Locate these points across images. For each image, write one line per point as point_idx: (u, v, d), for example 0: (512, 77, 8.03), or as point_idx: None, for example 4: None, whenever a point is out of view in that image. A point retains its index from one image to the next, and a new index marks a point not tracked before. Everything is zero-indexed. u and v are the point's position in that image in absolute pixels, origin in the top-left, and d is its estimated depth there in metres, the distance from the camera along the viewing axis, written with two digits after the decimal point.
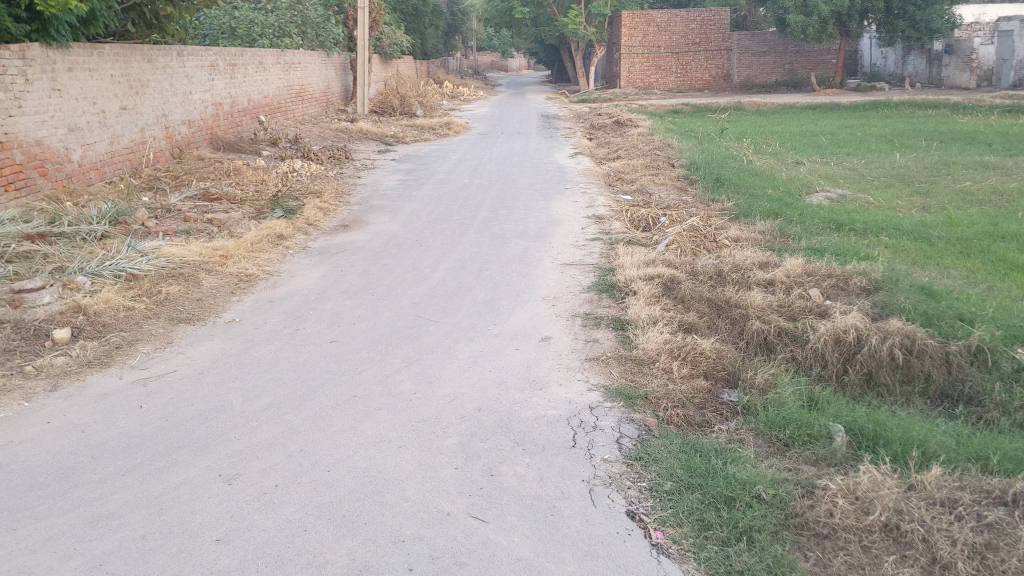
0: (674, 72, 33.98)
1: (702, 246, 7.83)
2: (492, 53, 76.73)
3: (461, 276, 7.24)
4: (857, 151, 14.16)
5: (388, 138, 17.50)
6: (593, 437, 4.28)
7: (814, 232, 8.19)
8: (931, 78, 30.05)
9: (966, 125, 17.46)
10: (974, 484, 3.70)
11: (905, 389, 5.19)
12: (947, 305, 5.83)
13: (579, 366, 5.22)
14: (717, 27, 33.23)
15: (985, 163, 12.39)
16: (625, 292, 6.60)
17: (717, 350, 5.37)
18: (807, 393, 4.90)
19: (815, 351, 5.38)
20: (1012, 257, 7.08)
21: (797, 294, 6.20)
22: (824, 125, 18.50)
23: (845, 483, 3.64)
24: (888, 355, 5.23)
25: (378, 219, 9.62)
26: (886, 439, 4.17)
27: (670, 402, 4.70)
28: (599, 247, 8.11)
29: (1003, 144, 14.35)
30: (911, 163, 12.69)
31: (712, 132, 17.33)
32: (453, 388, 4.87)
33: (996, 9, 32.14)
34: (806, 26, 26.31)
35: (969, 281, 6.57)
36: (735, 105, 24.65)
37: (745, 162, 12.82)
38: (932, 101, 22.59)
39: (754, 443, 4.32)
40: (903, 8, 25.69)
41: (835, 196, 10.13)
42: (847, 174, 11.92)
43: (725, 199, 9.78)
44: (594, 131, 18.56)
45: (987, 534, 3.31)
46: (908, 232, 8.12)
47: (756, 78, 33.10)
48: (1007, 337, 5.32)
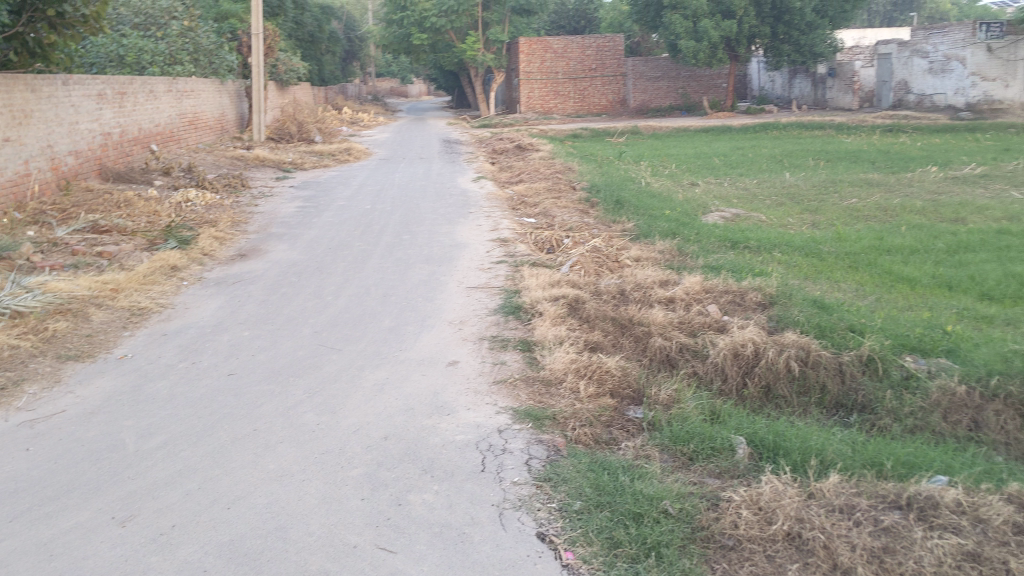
0: (573, 97, 34.20)
1: (605, 267, 7.91)
2: (391, 81, 76.80)
3: (365, 303, 7.13)
4: (749, 172, 14.57)
5: (286, 165, 17.24)
6: (503, 460, 4.24)
7: (712, 250, 8.37)
8: (817, 100, 31.20)
9: (850, 144, 18.18)
10: (869, 489, 3.80)
11: (802, 400, 5.42)
12: (839, 317, 5.99)
13: (486, 390, 5.16)
14: (612, 52, 33.76)
15: (869, 181, 12.90)
16: (530, 314, 6.58)
17: (622, 367, 5.43)
18: (709, 408, 5.00)
19: (715, 365, 5.53)
20: (898, 269, 7.39)
21: (696, 310, 6.32)
22: (716, 147, 19.02)
23: (748, 495, 3.70)
24: (785, 367, 5.44)
25: (277, 248, 9.42)
26: (785, 450, 4.30)
27: (578, 421, 4.72)
28: (504, 269, 8.12)
29: (885, 162, 14.97)
30: (800, 182, 13.11)
31: (611, 156, 17.60)
32: (358, 418, 4.78)
33: (874, 34, 33.75)
34: (698, 51, 26.70)
35: (859, 294, 6.80)
36: (632, 128, 25.16)
37: (643, 184, 13.03)
38: (818, 122, 23.44)
39: (660, 458, 4.35)
40: (788, 34, 26.75)
41: (729, 215, 10.39)
42: (740, 194, 12.24)
43: (625, 220, 9.94)
44: (497, 156, 18.64)
45: (884, 537, 3.38)
46: (800, 248, 8.38)
47: (652, 103, 33.83)
48: (895, 346, 5.53)
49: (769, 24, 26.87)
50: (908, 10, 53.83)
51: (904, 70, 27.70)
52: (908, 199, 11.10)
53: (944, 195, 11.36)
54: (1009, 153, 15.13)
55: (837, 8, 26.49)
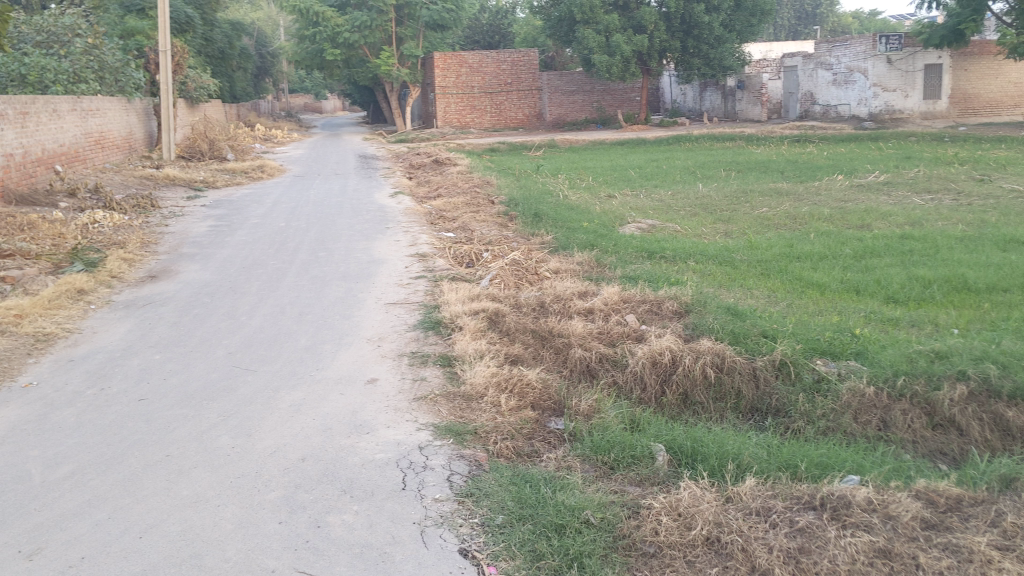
0: (489, 112, 34.20)
1: (525, 280, 7.94)
2: (305, 97, 76.02)
3: (280, 322, 7.01)
4: (664, 183, 14.81)
5: (197, 184, 16.89)
6: (424, 477, 4.19)
7: (629, 261, 8.47)
8: (727, 112, 31.95)
9: (760, 155, 18.63)
10: (785, 491, 3.87)
11: (718, 406, 5.52)
12: (752, 323, 6.11)
13: (406, 407, 5.10)
14: (527, 66, 33.92)
15: (779, 190, 13.22)
16: (450, 328, 6.55)
17: (543, 379, 5.44)
18: (629, 417, 5.05)
19: (634, 374, 5.59)
20: (808, 275, 7.60)
21: (615, 320, 6.39)
22: (632, 160, 19.29)
23: (668, 501, 3.74)
24: (701, 374, 5.53)
25: (189, 268, 9.21)
26: (703, 455, 4.38)
27: (499, 434, 4.71)
28: (423, 285, 8.09)
29: (793, 172, 15.37)
30: (713, 192, 13.37)
31: (529, 169, 17.70)
32: (275, 440, 4.69)
33: (780, 47, 34.76)
34: (611, 65, 26.95)
35: (771, 300, 6.96)
36: (549, 142, 25.35)
37: (561, 197, 13.11)
38: (729, 134, 23.97)
39: (582, 469, 4.36)
40: (698, 48, 27.45)
41: (645, 226, 10.54)
42: (655, 205, 12.43)
43: (544, 233, 10.00)
44: (414, 171, 18.58)
45: (799, 538, 3.45)
46: (714, 257, 8.54)
47: (567, 117, 34.28)
48: (807, 350, 5.66)
49: (679, 38, 27.43)
50: (810, 24, 55.57)
51: (809, 83, 28.53)
52: (816, 207, 11.41)
53: (850, 202, 11.73)
54: (910, 162, 15.70)
55: (744, 23, 27.45)
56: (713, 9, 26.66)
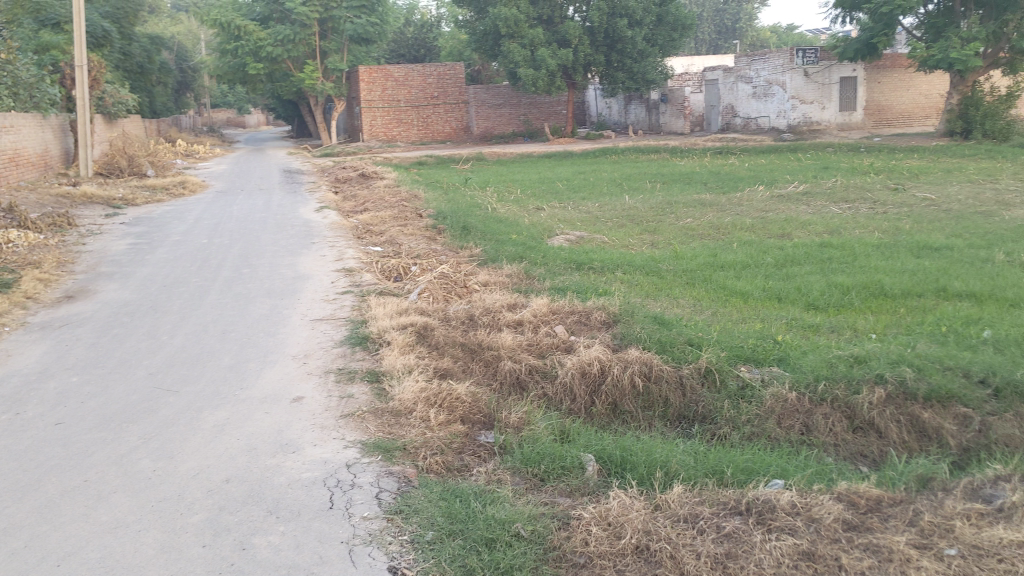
0: (416, 125, 34.09)
1: (453, 293, 7.93)
2: (228, 112, 74.85)
3: (203, 341, 6.87)
4: (591, 196, 14.92)
5: (116, 202, 16.47)
6: (352, 495, 4.14)
7: (558, 273, 8.52)
8: (651, 125, 32.44)
9: (683, 167, 18.93)
10: (712, 497, 3.92)
11: (646, 414, 5.58)
12: (678, 331, 6.19)
13: (333, 425, 5.03)
14: (453, 81, 33.93)
15: (703, 201, 13.43)
16: (378, 343, 6.49)
17: (472, 393, 5.42)
18: (558, 428, 5.07)
19: (563, 385, 5.62)
20: (731, 283, 7.74)
21: (544, 332, 6.41)
22: (559, 172, 19.39)
23: (598, 511, 3.76)
24: (630, 383, 5.58)
25: (108, 287, 8.97)
26: (632, 464, 4.42)
27: (429, 450, 4.68)
28: (350, 300, 8.01)
29: (716, 183, 15.63)
30: (638, 204, 13.53)
31: (457, 182, 17.69)
32: (198, 462, 4.58)
33: (701, 61, 35.44)
34: (537, 79, 26.98)
35: (697, 308, 7.07)
36: (476, 155, 25.37)
37: (489, 209, 13.12)
38: (654, 146, 24.30)
39: (512, 481, 4.34)
40: (622, 62, 27.81)
41: (574, 238, 10.63)
42: (582, 217, 12.53)
43: (472, 245, 10.00)
44: (340, 185, 18.41)
45: (726, 543, 3.50)
46: (640, 267, 8.65)
47: (494, 130, 34.34)
48: (732, 357, 5.76)
49: (603, 52, 27.76)
50: (730, 38, 56.77)
51: (730, 95, 29.17)
52: (739, 217, 11.62)
53: (771, 212, 11.98)
54: (829, 172, 16.10)
55: (666, 37, 27.97)
56: (636, 23, 27.09)
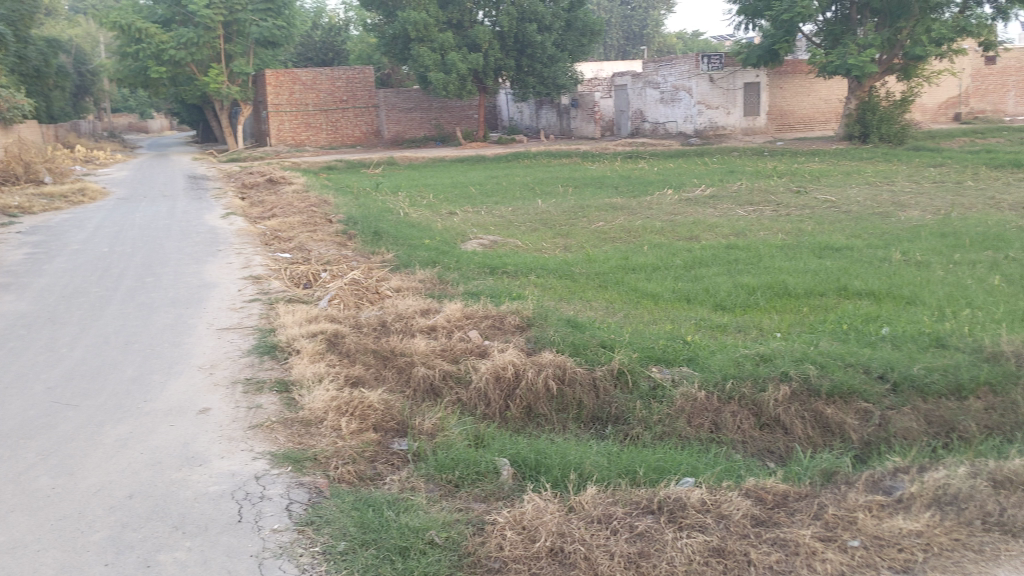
0: (325, 129, 33.53)
1: (365, 299, 7.84)
2: (129, 116, 72.71)
3: (104, 353, 6.64)
4: (503, 200, 14.95)
5: (11, 209, 15.81)
6: (261, 508, 4.04)
7: (471, 277, 8.50)
8: (563, 130, 32.80)
9: (594, 171, 19.13)
10: (625, 498, 3.96)
11: (561, 417, 5.61)
12: (591, 334, 6.23)
13: (241, 436, 4.91)
14: (362, 84, 33.57)
15: (614, 205, 13.57)
16: (287, 352, 6.36)
17: (385, 400, 5.36)
18: (473, 433, 5.05)
19: (478, 391, 5.60)
20: (643, 286, 7.84)
21: (457, 337, 6.39)
22: (472, 177, 19.38)
23: (512, 515, 3.75)
24: (544, 387, 5.60)
25: (2, 299, 8.60)
26: (547, 467, 4.43)
27: (340, 459, 4.61)
28: (258, 308, 7.85)
29: (627, 187, 15.82)
30: (551, 208, 13.60)
31: (368, 187, 17.51)
32: (100, 477, 4.42)
33: (611, 67, 35.91)
34: (448, 83, 26.83)
35: (609, 311, 7.13)
36: (388, 159, 25.18)
37: (401, 214, 13.02)
38: (566, 151, 24.47)
39: (425, 488, 4.30)
40: (532, 67, 28.00)
41: (487, 242, 10.63)
42: (495, 221, 12.54)
43: (384, 251, 9.92)
44: (248, 191, 18.05)
45: (639, 543, 3.53)
46: (554, 271, 8.69)
47: (406, 134, 34.31)
48: (644, 358, 5.83)
49: (513, 57, 27.88)
50: (638, 44, 57.76)
51: (638, 101, 29.62)
52: (649, 220, 11.81)
53: (680, 215, 12.21)
54: (735, 175, 16.47)
55: (575, 42, 28.30)
56: (545, 28, 27.46)
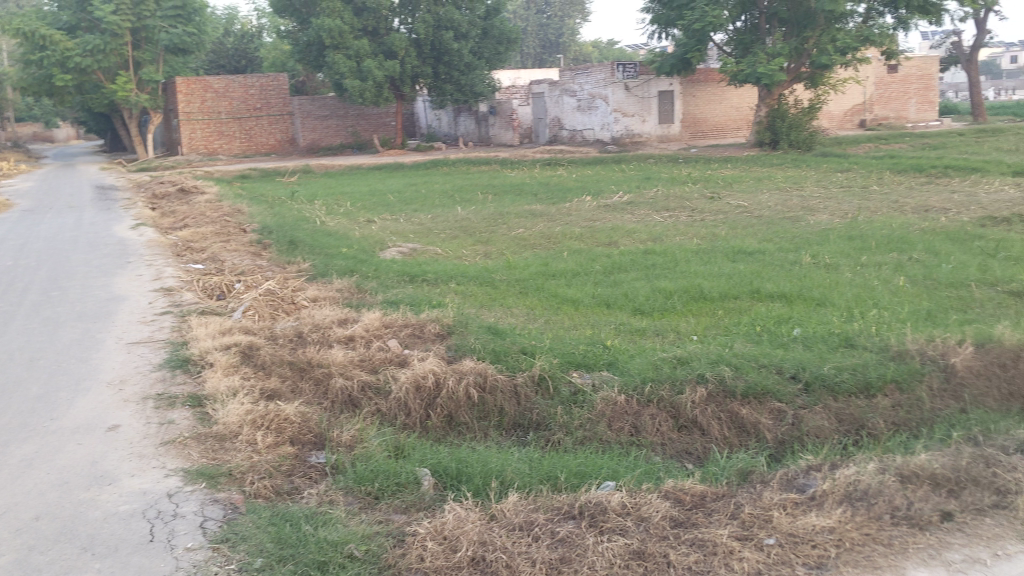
0: (239, 137, 32.95)
1: (281, 310, 7.71)
2: (33, 125, 70.30)
3: (6, 371, 6.38)
4: (422, 207, 14.88)
5: None
6: (174, 526, 3.93)
7: (390, 285, 8.45)
8: (481, 137, 32.87)
9: (513, 178, 19.21)
10: (546, 504, 3.96)
11: (482, 425, 5.60)
12: (511, 341, 6.24)
13: (153, 453, 4.77)
14: (277, 91, 33.16)
15: (534, 212, 13.64)
16: (200, 365, 6.21)
17: (302, 413, 5.27)
18: (393, 443, 5.00)
19: (397, 400, 5.55)
20: (563, 291, 7.90)
21: (376, 346, 6.33)
22: (390, 184, 19.25)
23: (433, 525, 3.71)
24: (464, 395, 5.59)
25: None
26: (468, 475, 4.42)
27: (256, 474, 4.52)
28: (169, 320, 7.65)
29: (546, 194, 15.92)
30: (471, 215, 13.60)
31: (284, 196, 17.24)
32: (3, 500, 4.24)
33: (529, 74, 36.15)
34: (364, 90, 26.56)
35: (530, 317, 7.16)
36: (304, 167, 24.85)
37: (318, 223, 12.86)
38: (485, 158, 24.49)
39: (344, 502, 4.24)
40: (449, 74, 28.04)
41: (406, 249, 10.57)
42: (415, 229, 12.47)
43: (301, 260, 9.78)
44: (159, 201, 17.59)
45: (560, 548, 3.54)
46: (474, 278, 8.69)
47: (322, 142, 33.85)
48: (564, 364, 5.87)
49: (430, 64, 27.85)
50: (555, 52, 58.22)
51: (556, 108, 29.85)
52: (568, 226, 11.90)
53: (598, 221, 12.32)
54: (651, 182, 16.73)
55: (491, 50, 28.43)
56: (461, 36, 27.45)
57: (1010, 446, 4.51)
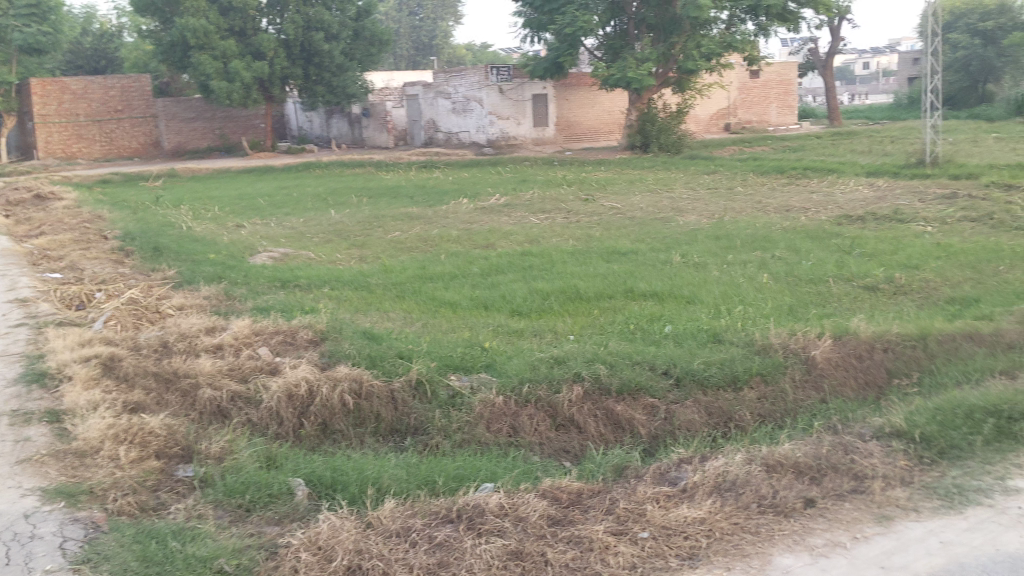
0: (99, 140, 31.61)
1: (145, 320, 7.42)
2: None
3: None
4: (295, 211, 14.59)
5: None
6: (31, 548, 3.70)
7: (261, 292, 8.26)
8: (354, 139, 32.48)
9: (389, 181, 19.07)
10: (423, 509, 3.93)
11: (358, 432, 5.52)
12: (387, 346, 6.18)
13: (8, 472, 4.49)
14: (139, 93, 31.89)
15: (410, 215, 13.56)
16: (58, 378, 5.89)
17: (168, 426, 5.08)
18: (265, 454, 4.88)
19: (269, 410, 5.42)
20: (440, 294, 7.86)
21: (247, 354, 6.16)
22: (261, 188, 18.82)
23: (307, 536, 3.64)
24: (340, 402, 5.50)
25: None
26: (343, 483, 4.35)
27: (119, 490, 4.33)
28: (24, 333, 7.24)
29: (423, 196, 15.87)
30: (346, 219, 13.42)
31: (149, 201, 16.61)
32: None
33: (401, 76, 35.86)
34: (231, 92, 25.79)
35: (407, 321, 7.10)
36: (169, 171, 24.00)
37: (185, 228, 12.45)
38: (358, 160, 24.20)
39: (214, 516, 4.11)
40: (320, 76, 27.77)
41: (278, 255, 10.33)
42: (287, 233, 12.21)
43: (166, 268, 9.43)
44: (11, 207, 16.66)
45: (438, 553, 3.52)
46: (349, 283, 8.56)
47: (188, 145, 32.84)
48: (441, 367, 5.85)
49: (300, 66, 27.39)
50: (428, 55, 58.13)
51: (430, 111, 29.87)
52: (445, 229, 11.88)
53: (475, 223, 12.35)
54: (526, 184, 16.90)
55: (363, 51, 28.25)
56: (332, 37, 27.24)
57: (866, 433, 4.74)
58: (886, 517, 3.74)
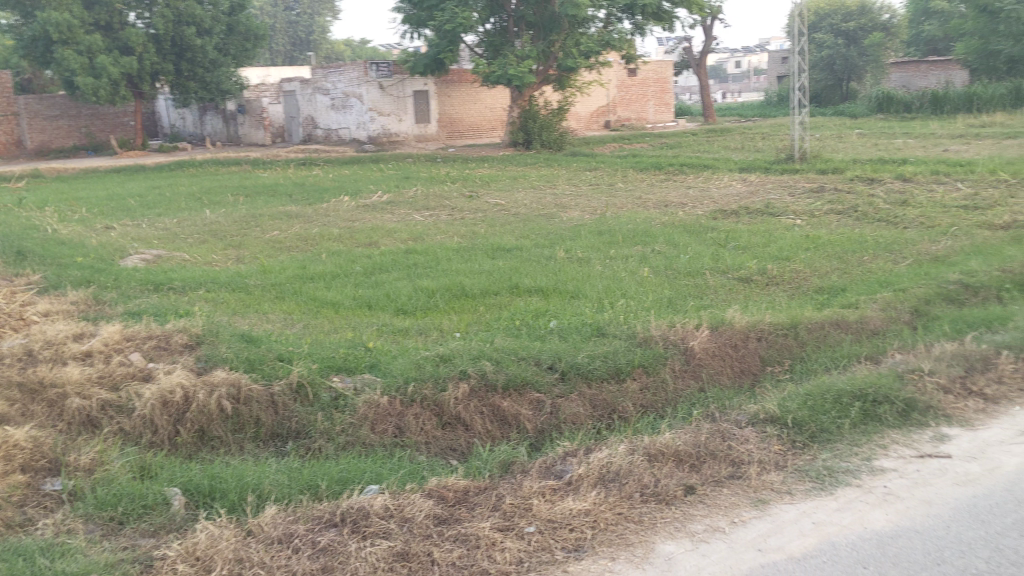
0: None
1: (6, 327, 7.04)
2: None
3: None
4: (168, 212, 14.11)
5: None
6: None
7: (132, 295, 7.97)
8: (230, 137, 31.68)
9: (267, 179, 18.65)
10: (306, 514, 3.86)
11: (237, 437, 5.38)
12: (266, 348, 6.04)
13: None
14: None
15: (289, 213, 13.29)
16: None
17: (34, 437, 4.84)
18: (138, 463, 4.71)
19: (142, 418, 5.24)
20: (321, 294, 7.74)
21: (117, 361, 5.92)
22: (131, 188, 18.13)
23: (185, 547, 3.52)
24: (217, 407, 5.35)
25: None
26: (222, 491, 4.23)
27: None
28: None
29: (302, 195, 15.58)
30: (221, 218, 13.06)
31: (9, 203, 15.79)
32: None
33: (278, 72, 35.24)
34: (98, 88, 24.80)
35: (287, 322, 6.96)
36: (32, 171, 22.87)
37: (49, 231, 11.88)
38: (234, 159, 23.58)
39: (84, 530, 3.94)
40: (193, 71, 26.98)
41: (150, 256, 9.98)
42: (159, 234, 11.81)
43: (29, 272, 8.97)
44: None
45: (322, 558, 3.46)
46: (225, 284, 8.35)
47: (52, 144, 31.42)
48: (322, 369, 5.75)
49: (172, 62, 26.53)
50: (306, 50, 57.09)
51: (309, 107, 29.38)
52: (326, 227, 11.71)
53: (356, 221, 12.20)
54: (408, 181, 16.79)
55: (237, 47, 27.65)
56: (204, 32, 26.50)
57: (742, 419, 4.90)
58: (762, 501, 3.87)
